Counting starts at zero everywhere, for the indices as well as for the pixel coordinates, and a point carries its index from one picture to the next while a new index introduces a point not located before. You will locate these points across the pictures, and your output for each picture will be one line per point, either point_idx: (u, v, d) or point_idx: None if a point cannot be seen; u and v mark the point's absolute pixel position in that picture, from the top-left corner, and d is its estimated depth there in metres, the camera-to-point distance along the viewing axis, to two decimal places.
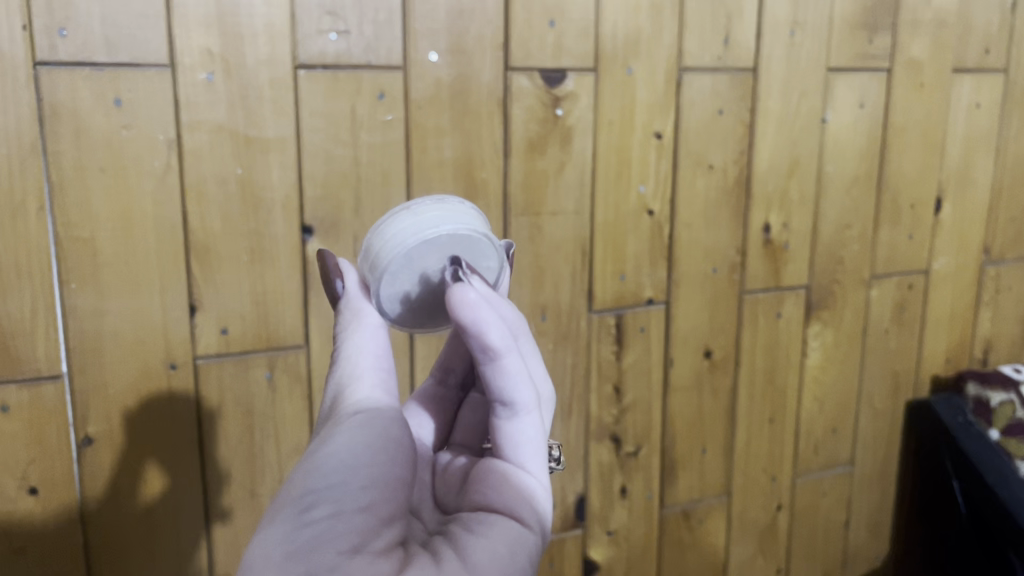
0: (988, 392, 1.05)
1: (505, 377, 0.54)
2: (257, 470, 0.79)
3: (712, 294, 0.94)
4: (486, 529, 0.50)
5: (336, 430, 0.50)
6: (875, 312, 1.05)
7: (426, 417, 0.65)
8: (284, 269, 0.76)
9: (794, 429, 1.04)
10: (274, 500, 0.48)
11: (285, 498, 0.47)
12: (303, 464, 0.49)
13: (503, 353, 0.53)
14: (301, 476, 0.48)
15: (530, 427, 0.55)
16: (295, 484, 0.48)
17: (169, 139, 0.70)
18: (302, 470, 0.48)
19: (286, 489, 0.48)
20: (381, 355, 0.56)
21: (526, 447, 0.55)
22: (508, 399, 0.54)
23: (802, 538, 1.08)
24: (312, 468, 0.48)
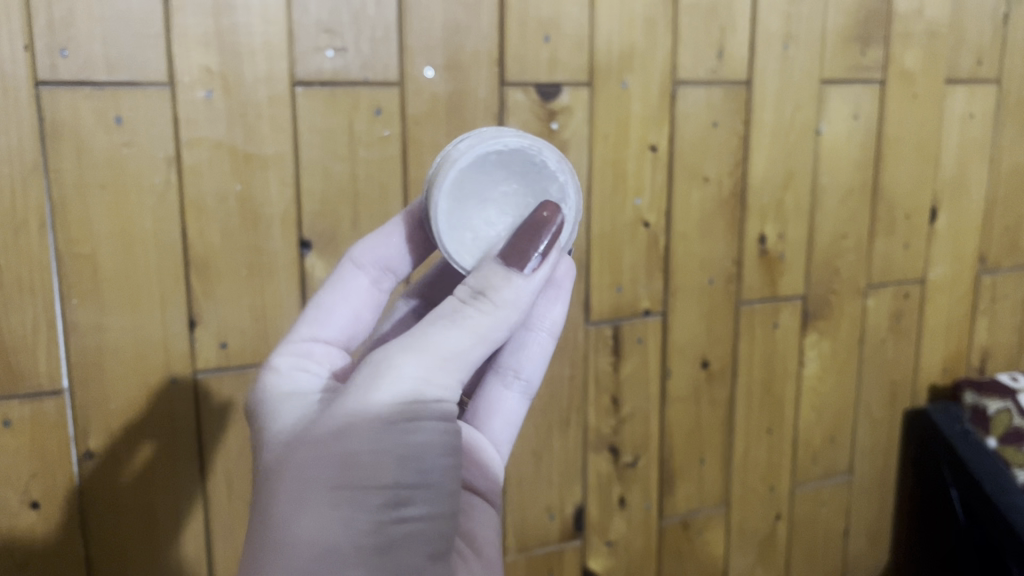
0: (984, 400, 1.05)
1: (531, 349, 0.66)
2: None
3: (709, 305, 0.95)
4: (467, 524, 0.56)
5: (426, 412, 0.48)
6: (872, 322, 1.06)
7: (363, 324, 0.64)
8: (283, 282, 0.76)
9: (793, 438, 1.05)
10: (353, 469, 0.46)
11: (371, 480, 0.46)
12: (394, 446, 0.47)
13: (553, 333, 0.66)
14: (395, 464, 0.47)
15: (518, 407, 0.66)
16: (382, 468, 0.46)
17: (169, 156, 0.71)
18: (396, 456, 0.47)
19: (375, 470, 0.46)
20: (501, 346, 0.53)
21: (507, 420, 0.65)
22: (527, 373, 0.66)
23: (802, 547, 1.09)
24: (407, 461, 0.47)
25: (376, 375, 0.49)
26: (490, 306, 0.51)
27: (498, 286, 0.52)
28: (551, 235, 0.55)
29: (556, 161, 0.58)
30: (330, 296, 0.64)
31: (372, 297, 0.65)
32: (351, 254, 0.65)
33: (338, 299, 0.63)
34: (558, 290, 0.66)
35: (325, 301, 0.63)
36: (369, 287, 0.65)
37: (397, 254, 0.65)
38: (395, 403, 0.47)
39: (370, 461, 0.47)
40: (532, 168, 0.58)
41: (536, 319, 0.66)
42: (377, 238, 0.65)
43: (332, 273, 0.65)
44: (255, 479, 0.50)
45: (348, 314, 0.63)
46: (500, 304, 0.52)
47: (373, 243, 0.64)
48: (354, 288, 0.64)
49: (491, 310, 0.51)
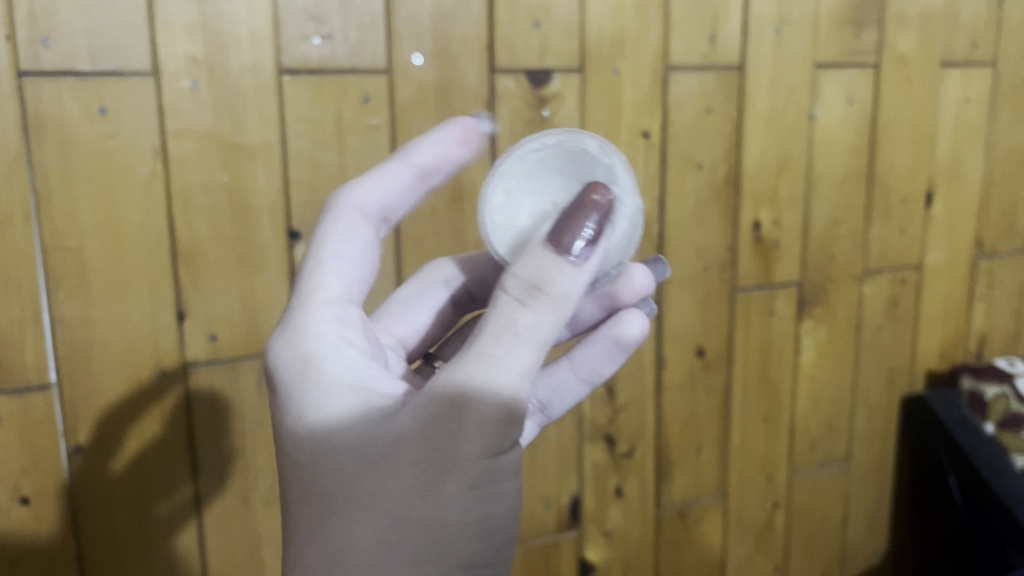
0: (982, 385, 1.05)
1: (562, 386, 0.63)
2: (249, 479, 0.79)
3: (704, 293, 0.94)
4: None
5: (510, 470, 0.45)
6: (868, 308, 1.05)
7: (362, 262, 0.55)
8: (272, 274, 0.76)
9: (790, 427, 1.04)
10: (437, 539, 0.43)
11: (455, 553, 0.43)
12: (479, 513, 0.44)
13: (594, 386, 0.64)
14: (478, 536, 0.44)
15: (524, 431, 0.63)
16: (468, 539, 0.43)
17: (155, 148, 0.70)
18: (481, 527, 0.44)
19: (460, 543, 0.43)
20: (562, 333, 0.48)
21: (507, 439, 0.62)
22: (553, 409, 0.64)
23: (800, 536, 1.08)
24: (489, 529, 0.44)
25: (462, 428, 0.43)
26: (550, 303, 0.45)
27: (557, 283, 0.46)
28: (597, 214, 0.49)
29: (600, 147, 0.57)
30: (340, 240, 0.55)
31: (376, 246, 0.57)
32: (349, 198, 0.56)
33: (352, 244, 0.55)
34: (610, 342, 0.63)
35: (336, 246, 0.54)
36: (376, 235, 0.57)
37: (400, 199, 0.58)
38: (482, 465, 0.43)
39: (455, 531, 0.43)
40: (577, 160, 0.57)
41: (582, 363, 0.63)
42: (380, 179, 0.57)
43: (331, 219, 0.55)
44: (306, 510, 0.46)
45: (357, 260, 0.55)
46: (561, 299, 0.46)
47: (379, 186, 0.57)
48: (363, 236, 0.56)
49: (552, 309, 0.45)
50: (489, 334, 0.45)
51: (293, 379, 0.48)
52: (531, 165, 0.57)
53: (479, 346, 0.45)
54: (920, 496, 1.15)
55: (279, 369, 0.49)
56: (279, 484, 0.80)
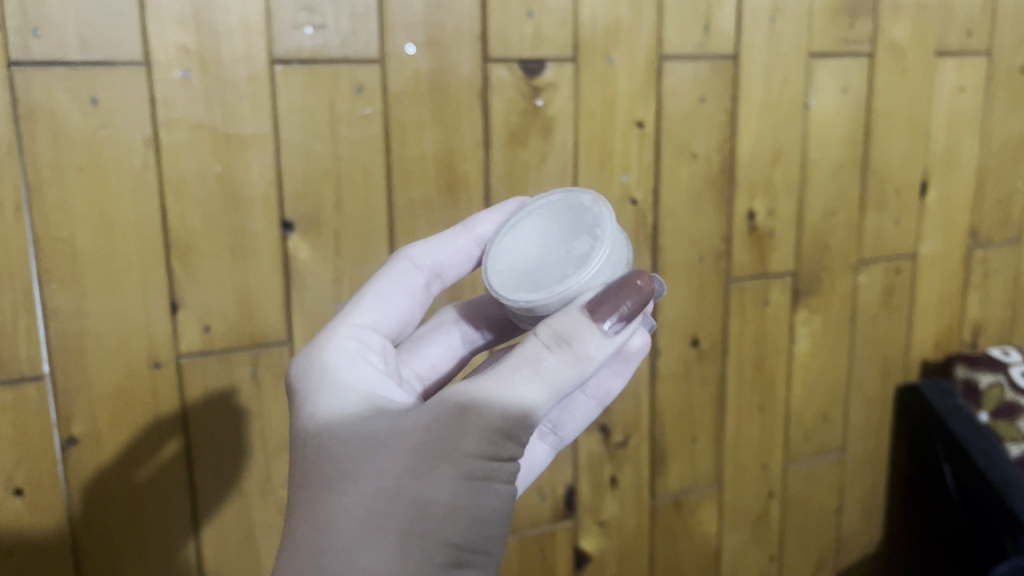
0: (976, 374, 1.06)
1: (574, 406, 0.65)
2: (243, 470, 0.79)
3: (699, 284, 0.94)
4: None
5: (504, 475, 0.47)
6: (863, 298, 1.05)
7: (393, 308, 0.62)
8: (265, 264, 0.75)
9: (785, 416, 1.04)
10: (425, 520, 0.44)
11: (441, 537, 0.44)
12: (471, 503, 0.45)
13: (603, 406, 0.66)
14: (466, 525, 0.45)
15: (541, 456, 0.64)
16: (455, 525, 0.45)
17: (146, 138, 0.70)
18: (469, 516, 0.45)
19: (446, 527, 0.44)
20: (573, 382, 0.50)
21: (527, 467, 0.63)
22: (565, 431, 0.65)
23: (795, 525, 1.08)
24: (477, 522, 0.45)
25: (463, 424, 0.46)
26: (572, 354, 0.48)
27: (585, 341, 0.49)
28: (632, 299, 0.51)
29: (593, 200, 0.59)
30: (386, 284, 0.62)
31: (421, 299, 0.64)
32: (407, 251, 0.64)
33: (395, 292, 0.62)
34: (621, 364, 0.64)
35: (380, 288, 0.62)
36: (421, 287, 0.64)
37: (448, 260, 0.64)
38: (481, 462, 0.46)
39: (443, 516, 0.44)
40: (573, 211, 0.59)
41: (591, 383, 0.65)
42: (441, 242, 0.64)
43: (386, 266, 0.63)
44: (304, 489, 0.48)
45: (399, 307, 0.62)
46: (584, 357, 0.49)
47: (430, 245, 0.64)
48: (406, 287, 0.63)
49: (575, 362, 0.48)
50: (509, 364, 0.48)
51: (321, 382, 0.53)
52: (536, 219, 0.60)
53: (498, 371, 0.48)
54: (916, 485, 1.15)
55: (310, 375, 0.54)
56: (274, 475, 0.80)
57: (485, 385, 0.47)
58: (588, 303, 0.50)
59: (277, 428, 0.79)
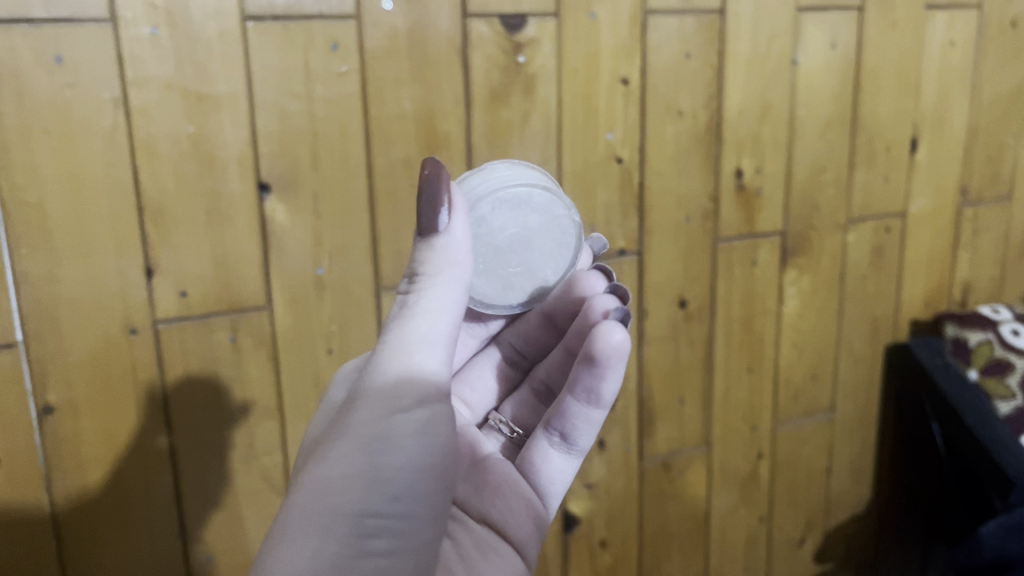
0: (965, 333, 1.05)
1: (572, 417, 0.62)
2: (226, 436, 0.78)
3: (686, 244, 0.93)
4: (497, 562, 0.58)
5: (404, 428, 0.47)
6: (852, 257, 1.04)
7: None
8: (242, 228, 0.74)
9: (774, 377, 1.03)
10: (320, 491, 0.45)
11: (339, 504, 0.44)
12: (368, 463, 0.45)
13: (608, 407, 0.62)
14: (366, 484, 0.45)
15: (565, 466, 0.65)
16: (351, 486, 0.45)
17: (115, 98, 0.67)
18: (366, 478, 0.45)
19: (344, 491, 0.45)
20: (460, 312, 0.51)
21: (551, 479, 0.65)
22: (576, 439, 0.64)
23: (784, 485, 1.08)
24: (379, 481, 0.45)
25: (358, 398, 0.48)
26: (428, 278, 0.50)
27: (435, 258, 0.50)
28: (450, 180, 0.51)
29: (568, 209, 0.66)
30: None
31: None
32: None
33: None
34: (601, 367, 0.59)
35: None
36: None
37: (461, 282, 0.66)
38: (377, 422, 0.47)
39: (338, 482, 0.45)
40: None
41: (579, 388, 0.61)
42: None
43: None
44: None
45: None
46: (439, 269, 0.50)
47: None
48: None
49: (438, 281, 0.50)
50: (388, 324, 0.51)
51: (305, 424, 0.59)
52: None
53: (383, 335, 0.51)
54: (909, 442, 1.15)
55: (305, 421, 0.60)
56: (256, 441, 0.79)
57: (378, 353, 0.50)
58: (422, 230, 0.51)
59: (259, 394, 0.78)
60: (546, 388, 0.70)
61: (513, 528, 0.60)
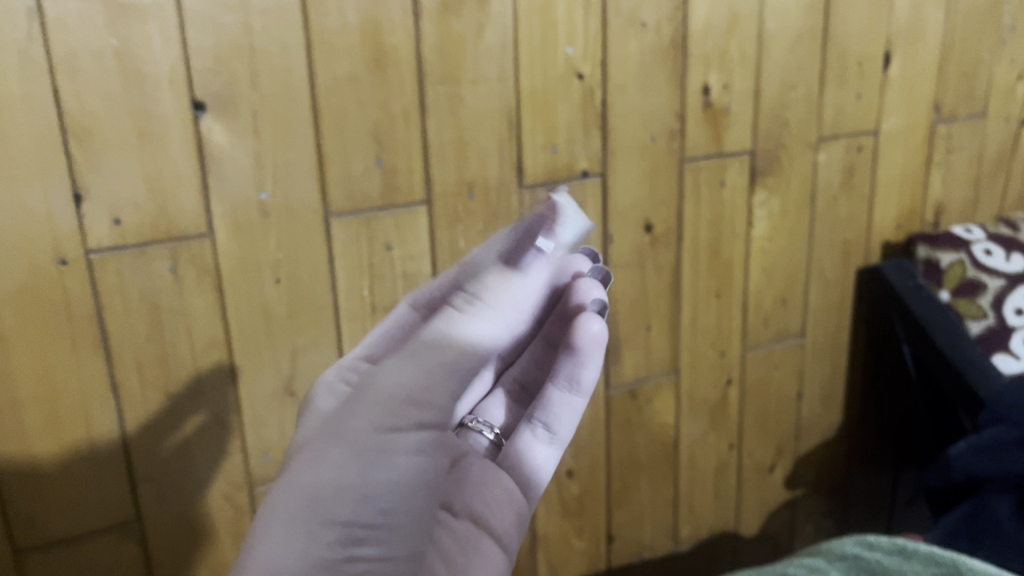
0: (937, 254, 1.03)
1: (553, 403, 0.59)
2: (172, 370, 0.74)
3: (652, 164, 0.90)
4: (479, 565, 0.49)
5: (399, 445, 0.46)
6: (823, 178, 1.01)
7: None
8: (177, 149, 0.69)
9: (743, 301, 1.01)
10: (311, 499, 0.44)
11: (328, 511, 0.43)
12: (362, 473, 0.45)
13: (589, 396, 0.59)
14: (357, 494, 0.44)
15: (549, 459, 0.59)
16: (342, 497, 0.44)
17: (29, 8, 0.62)
18: (356, 488, 0.44)
19: (333, 501, 0.43)
20: (495, 344, 0.56)
21: (534, 471, 0.58)
22: (559, 429, 0.59)
23: (754, 411, 1.07)
24: (369, 493, 0.44)
25: (352, 409, 0.48)
26: (483, 306, 0.55)
27: (493, 287, 0.57)
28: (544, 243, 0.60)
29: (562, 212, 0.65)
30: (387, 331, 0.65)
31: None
32: None
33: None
34: (580, 351, 0.58)
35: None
36: None
37: None
38: (373, 436, 0.46)
39: (328, 489, 0.44)
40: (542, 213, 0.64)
41: (558, 374, 0.59)
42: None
43: None
44: None
45: None
46: (495, 302, 0.56)
47: None
48: None
49: (488, 309, 0.55)
50: (421, 336, 0.53)
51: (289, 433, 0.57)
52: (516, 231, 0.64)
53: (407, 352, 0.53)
54: (887, 368, 1.15)
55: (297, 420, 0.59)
56: (204, 376, 0.76)
57: (386, 365, 0.51)
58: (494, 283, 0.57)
59: (205, 327, 0.74)
60: (520, 387, 0.64)
61: (496, 522, 0.52)
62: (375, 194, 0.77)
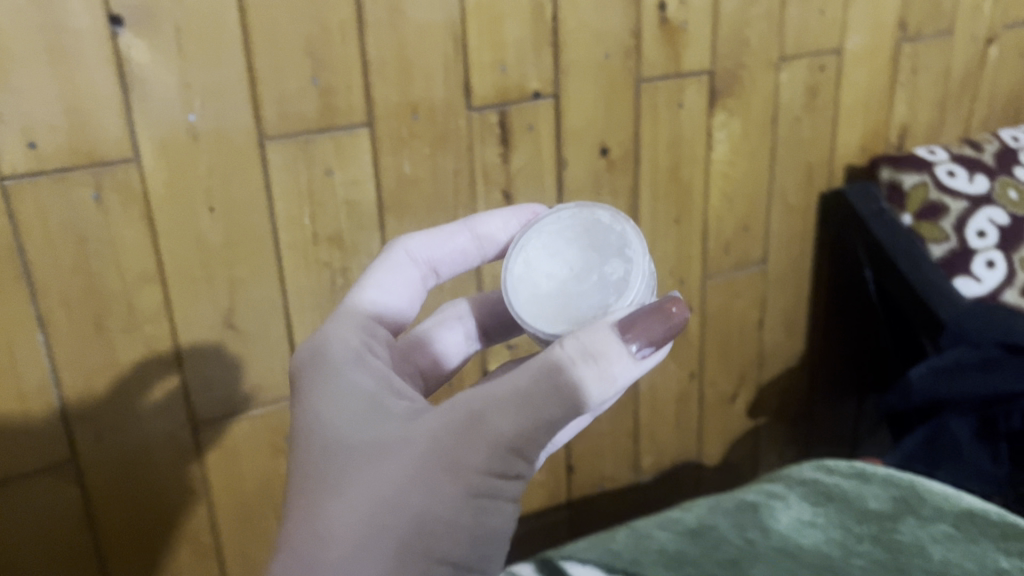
0: (901, 175, 1.00)
1: None
2: (103, 303, 0.71)
3: (606, 84, 0.86)
4: None
5: (505, 488, 0.47)
6: (785, 99, 0.98)
7: (376, 279, 0.63)
8: (95, 67, 0.65)
9: (703, 228, 0.99)
10: (424, 538, 0.45)
11: (440, 554, 0.45)
12: (472, 517, 0.46)
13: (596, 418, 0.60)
14: (466, 537, 0.46)
15: None
16: (454, 540, 0.45)
17: None
18: (468, 532, 0.46)
19: (445, 543, 0.45)
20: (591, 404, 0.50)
21: None
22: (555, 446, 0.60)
23: (716, 340, 1.05)
24: (477, 538, 0.46)
25: (465, 441, 0.46)
26: (596, 370, 0.48)
27: (610, 358, 0.48)
28: (665, 326, 0.51)
29: (611, 216, 0.62)
30: (383, 273, 0.64)
31: (418, 289, 0.65)
32: (405, 244, 0.65)
33: (393, 280, 0.64)
34: None
35: (379, 278, 0.63)
36: (418, 279, 0.65)
37: (444, 253, 0.66)
38: (484, 480, 0.46)
39: (444, 531, 0.45)
40: (588, 230, 0.61)
41: None
42: (438, 239, 0.66)
43: (383, 256, 0.65)
44: (307, 478, 0.48)
45: (398, 294, 0.63)
46: (608, 377, 0.48)
47: (429, 240, 0.66)
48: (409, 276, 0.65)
49: (599, 380, 0.48)
50: (531, 373, 0.48)
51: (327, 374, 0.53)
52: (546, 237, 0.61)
53: (514, 382, 0.48)
54: (850, 291, 1.14)
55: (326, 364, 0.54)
56: (138, 309, 0.72)
57: (496, 400, 0.47)
58: (619, 322, 0.51)
59: (136, 257, 0.71)
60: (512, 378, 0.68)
61: None
62: (312, 115, 0.73)
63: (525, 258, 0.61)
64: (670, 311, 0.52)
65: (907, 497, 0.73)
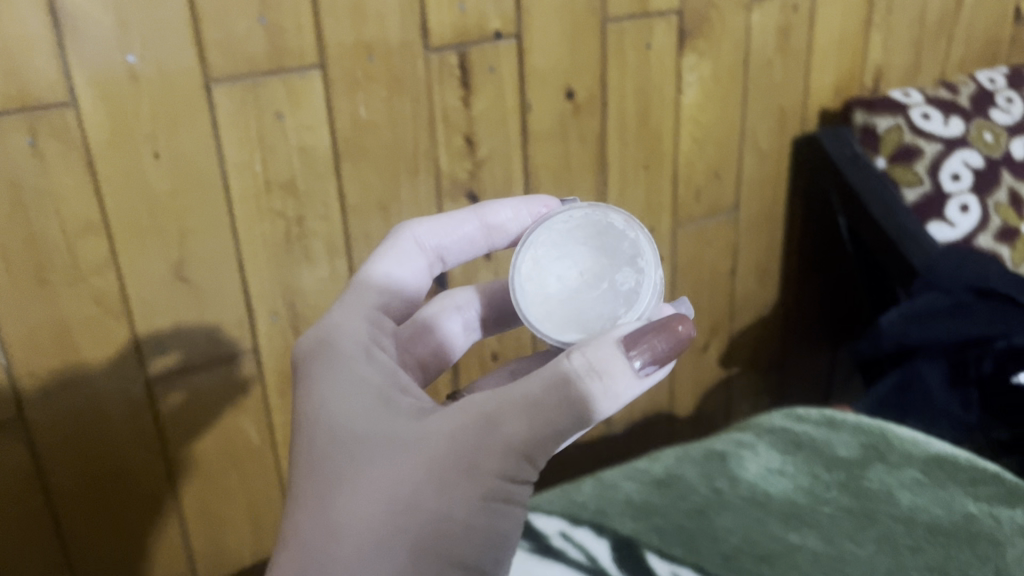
0: (874, 119, 0.97)
1: None
2: (45, 255, 0.68)
3: (571, 24, 0.83)
4: None
5: (519, 493, 0.45)
6: (757, 40, 0.95)
7: (388, 264, 0.61)
8: (23, 3, 0.61)
9: (673, 174, 0.96)
10: (439, 544, 0.43)
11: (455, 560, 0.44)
12: (486, 522, 0.44)
13: None
14: (482, 543, 0.44)
15: None
16: (470, 546, 0.44)
17: None
18: (483, 536, 0.44)
19: (460, 548, 0.44)
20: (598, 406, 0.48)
21: None
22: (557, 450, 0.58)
23: (688, 290, 1.04)
24: (491, 543, 0.45)
25: (482, 445, 0.44)
26: (603, 385, 0.45)
27: (617, 374, 0.46)
28: (673, 346, 0.48)
29: (624, 221, 0.58)
30: (392, 259, 0.61)
31: (425, 278, 0.63)
32: (413, 229, 0.63)
33: (403, 266, 0.61)
34: None
35: (389, 263, 0.61)
36: (426, 267, 0.63)
37: (454, 241, 0.64)
38: (499, 486, 0.44)
39: (459, 538, 0.44)
40: (600, 233, 0.58)
41: None
42: (448, 225, 0.64)
43: (392, 242, 0.62)
44: (314, 473, 0.46)
45: (407, 282, 0.61)
46: (612, 397, 0.45)
47: (439, 227, 0.64)
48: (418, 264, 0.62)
49: (606, 396, 0.45)
50: (545, 378, 0.45)
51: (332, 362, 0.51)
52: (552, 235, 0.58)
53: (527, 387, 0.45)
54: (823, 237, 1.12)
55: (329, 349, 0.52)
56: (82, 260, 0.70)
57: (510, 404, 0.45)
58: (625, 336, 0.47)
59: (77, 205, 0.68)
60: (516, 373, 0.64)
61: None
62: (259, 56, 0.70)
63: (534, 256, 0.57)
64: (677, 331, 0.48)
65: (875, 444, 0.71)
